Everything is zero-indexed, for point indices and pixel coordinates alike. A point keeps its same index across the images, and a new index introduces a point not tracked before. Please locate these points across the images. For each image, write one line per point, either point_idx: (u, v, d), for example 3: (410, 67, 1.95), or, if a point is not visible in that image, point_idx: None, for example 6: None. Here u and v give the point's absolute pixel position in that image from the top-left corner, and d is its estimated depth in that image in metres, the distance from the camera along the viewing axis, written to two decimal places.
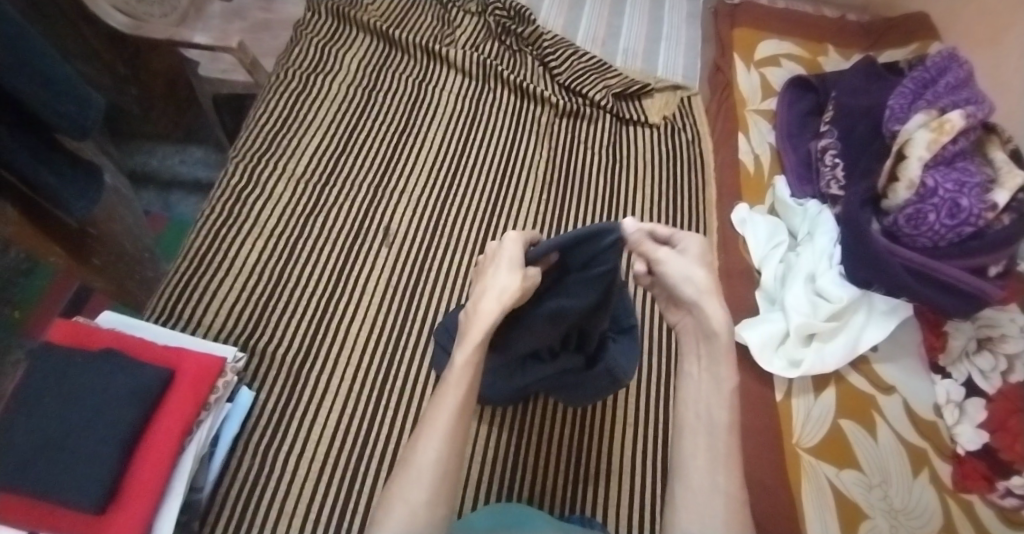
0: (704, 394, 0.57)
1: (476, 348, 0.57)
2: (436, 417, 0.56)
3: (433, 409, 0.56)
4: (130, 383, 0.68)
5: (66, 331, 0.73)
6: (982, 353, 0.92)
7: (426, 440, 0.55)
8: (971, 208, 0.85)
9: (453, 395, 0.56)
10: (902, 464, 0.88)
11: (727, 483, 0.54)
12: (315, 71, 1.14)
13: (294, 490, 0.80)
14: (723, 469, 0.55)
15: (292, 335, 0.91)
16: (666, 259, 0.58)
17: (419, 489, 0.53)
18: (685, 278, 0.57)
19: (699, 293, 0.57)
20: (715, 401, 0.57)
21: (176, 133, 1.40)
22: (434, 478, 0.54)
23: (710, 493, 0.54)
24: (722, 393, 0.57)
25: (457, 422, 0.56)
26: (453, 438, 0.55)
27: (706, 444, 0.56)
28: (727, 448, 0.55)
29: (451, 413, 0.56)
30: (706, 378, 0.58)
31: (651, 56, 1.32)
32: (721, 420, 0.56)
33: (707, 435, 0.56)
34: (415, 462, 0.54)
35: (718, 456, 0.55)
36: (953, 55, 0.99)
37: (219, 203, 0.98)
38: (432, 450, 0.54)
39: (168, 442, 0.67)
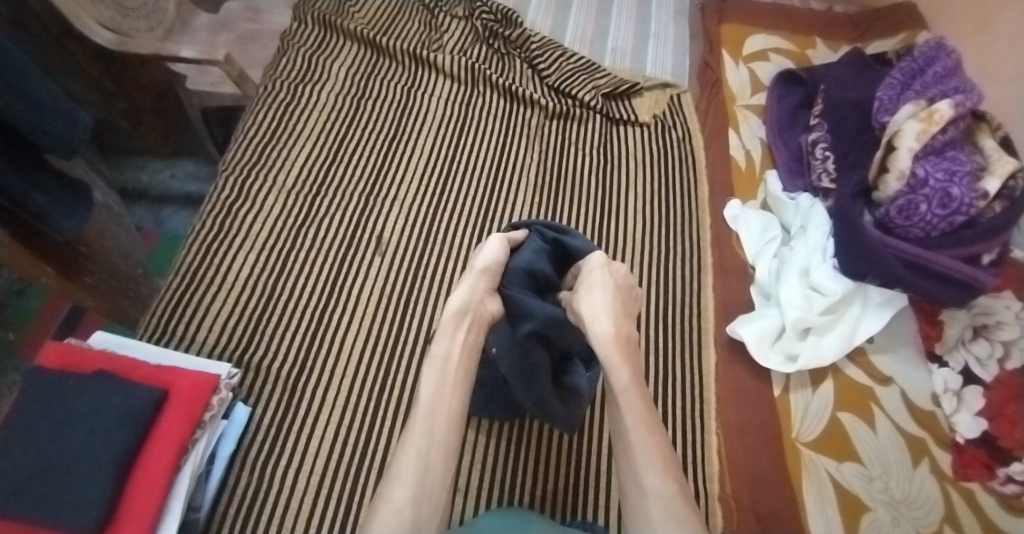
0: (615, 405, 0.68)
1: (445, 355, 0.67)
2: (415, 422, 0.63)
3: (414, 414, 0.64)
4: (124, 403, 0.68)
5: (58, 354, 0.73)
6: (979, 341, 0.91)
7: (407, 444, 0.62)
8: (963, 197, 0.85)
9: (430, 399, 0.64)
10: (901, 455, 0.88)
11: (659, 484, 0.63)
12: (303, 81, 1.14)
13: (294, 504, 0.80)
14: (648, 465, 0.64)
15: (288, 347, 0.91)
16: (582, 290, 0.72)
17: (403, 488, 0.59)
18: (599, 306, 0.70)
19: (601, 316, 0.69)
20: (626, 405, 0.67)
21: (166, 147, 1.41)
22: (416, 478, 0.60)
23: (640, 489, 0.63)
24: (624, 401, 0.67)
25: (435, 425, 0.63)
26: (432, 437, 0.62)
27: (628, 446, 0.66)
28: (645, 444, 0.65)
29: (427, 416, 0.63)
30: (613, 391, 0.69)
31: (639, 54, 1.32)
32: (630, 421, 0.67)
33: (626, 438, 0.67)
34: (399, 462, 0.61)
35: (638, 455, 0.65)
36: (940, 44, 1.00)
37: (211, 217, 0.98)
38: (413, 450, 0.61)
39: (164, 460, 0.67)
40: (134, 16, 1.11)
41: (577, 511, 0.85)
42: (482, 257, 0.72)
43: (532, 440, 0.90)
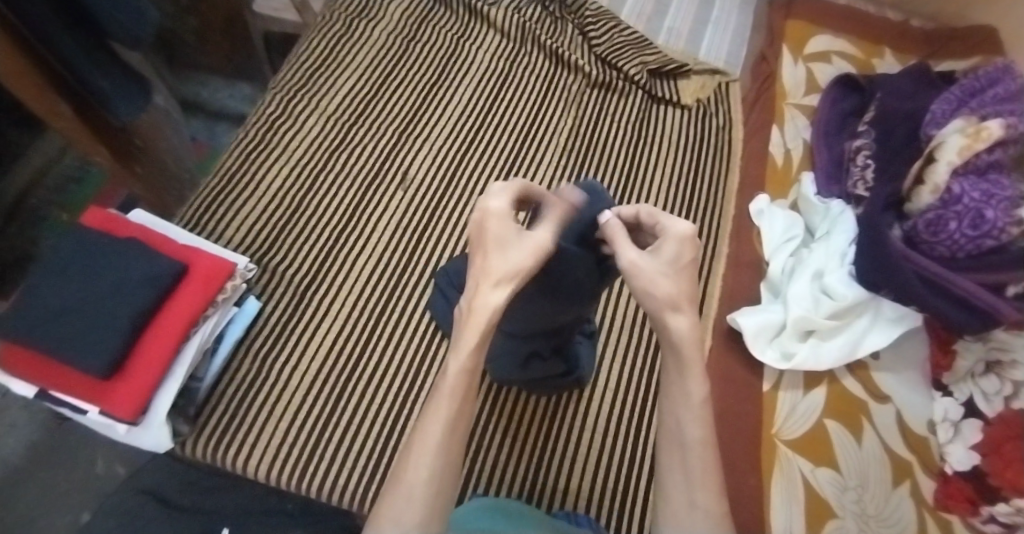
0: (677, 411, 0.55)
1: (471, 356, 0.52)
2: (429, 429, 0.53)
3: (425, 420, 0.53)
4: (147, 269, 0.74)
5: (99, 218, 0.81)
6: (988, 376, 0.87)
7: (417, 459, 0.53)
8: (996, 221, 0.81)
9: (446, 408, 0.53)
10: (883, 473, 0.87)
11: (711, 503, 0.54)
12: (359, 15, 1.18)
13: (285, 398, 0.85)
14: (702, 488, 0.54)
15: (303, 258, 0.96)
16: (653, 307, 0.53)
17: (410, 510, 0.51)
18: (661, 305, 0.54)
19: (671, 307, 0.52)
20: (693, 419, 0.55)
21: (226, 69, 1.48)
22: (427, 500, 0.52)
23: (689, 514, 0.54)
24: (695, 411, 0.55)
25: (451, 433, 0.53)
26: (448, 452, 0.53)
27: (679, 458, 0.56)
28: (704, 464, 0.55)
29: (442, 428, 0.53)
30: (683, 397, 0.55)
31: (695, 39, 1.30)
32: (693, 436, 0.55)
33: (682, 455, 0.55)
34: (407, 481, 0.52)
35: (694, 476, 0.55)
36: (1007, 67, 0.93)
37: (253, 129, 1.04)
38: (424, 469, 0.52)
39: (175, 328, 0.74)
40: None
41: (547, 460, 0.88)
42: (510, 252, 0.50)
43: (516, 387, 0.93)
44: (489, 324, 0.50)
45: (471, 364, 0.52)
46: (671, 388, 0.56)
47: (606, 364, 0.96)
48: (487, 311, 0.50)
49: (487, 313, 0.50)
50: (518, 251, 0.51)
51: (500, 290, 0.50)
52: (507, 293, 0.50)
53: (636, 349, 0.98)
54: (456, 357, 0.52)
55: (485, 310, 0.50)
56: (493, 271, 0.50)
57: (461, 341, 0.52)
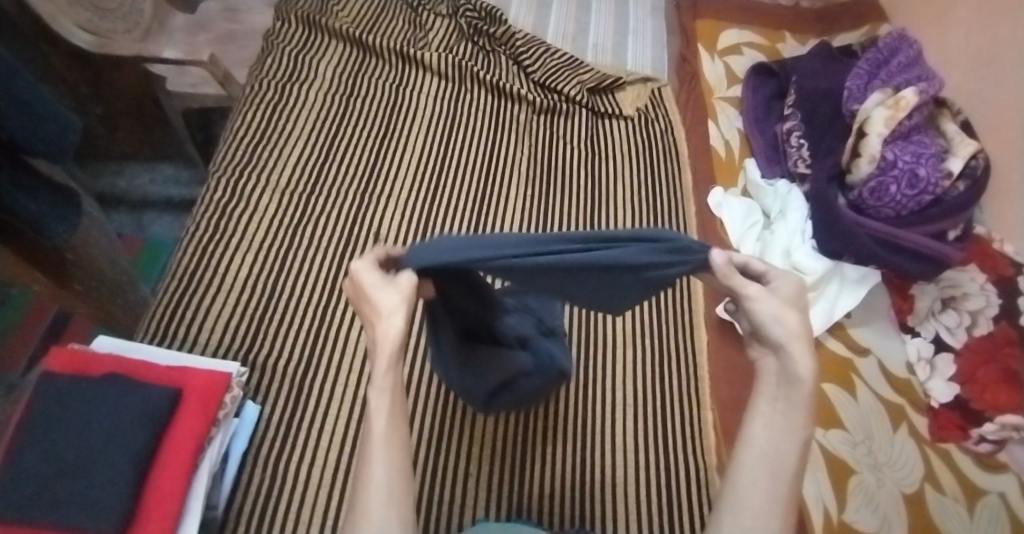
0: (775, 427, 0.48)
1: (393, 361, 0.49)
2: (372, 444, 0.46)
3: (364, 431, 0.47)
4: (138, 404, 0.69)
5: (65, 359, 0.73)
6: (947, 311, 0.98)
7: (370, 463, 0.45)
8: (929, 177, 0.92)
9: (387, 418, 0.47)
10: (882, 420, 0.95)
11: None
12: (290, 80, 1.16)
13: (310, 497, 0.81)
14: (782, 517, 0.46)
15: (292, 344, 0.91)
16: (759, 293, 0.52)
17: (378, 515, 0.43)
18: (776, 320, 0.51)
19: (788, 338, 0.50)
20: (789, 442, 0.48)
21: (143, 151, 1.39)
22: (394, 500, 0.44)
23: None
24: (794, 432, 0.48)
25: (396, 432, 0.47)
26: (398, 451, 0.46)
27: (761, 475, 0.47)
28: (787, 493, 0.47)
29: (384, 427, 0.47)
30: (783, 419, 0.48)
31: (620, 50, 1.36)
32: (790, 461, 0.47)
33: (770, 473, 0.47)
34: (365, 486, 0.44)
35: (776, 501, 0.46)
36: (901, 37, 1.08)
37: (205, 219, 0.98)
38: (381, 469, 0.45)
39: (182, 459, 0.68)
40: (111, 19, 1.14)
41: (585, 492, 0.88)
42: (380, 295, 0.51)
43: (534, 425, 0.93)
44: (397, 351, 0.49)
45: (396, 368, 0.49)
46: (766, 404, 0.50)
47: (615, 379, 0.98)
48: (392, 340, 0.49)
49: (394, 340, 0.49)
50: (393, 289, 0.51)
51: (395, 318, 0.50)
52: (403, 317, 0.50)
53: (639, 359, 1.01)
54: (380, 367, 0.49)
55: (389, 339, 0.49)
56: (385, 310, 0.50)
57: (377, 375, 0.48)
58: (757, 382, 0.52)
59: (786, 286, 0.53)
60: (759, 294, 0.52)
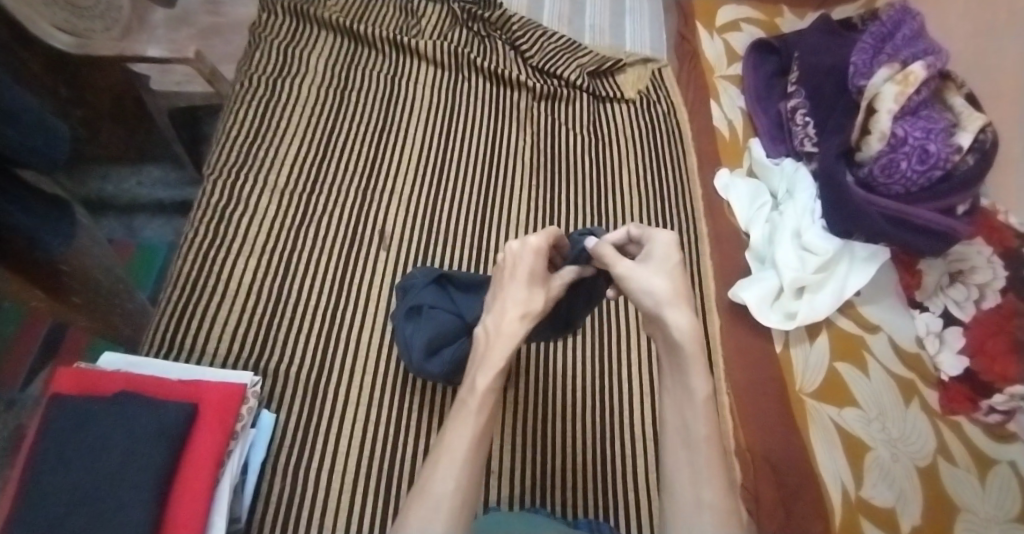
0: (680, 409, 0.57)
1: (496, 378, 0.57)
2: (455, 443, 0.53)
3: (452, 432, 0.55)
4: (154, 422, 0.67)
5: (71, 380, 0.71)
6: (955, 286, 0.98)
7: (442, 469, 0.52)
8: (939, 152, 0.91)
9: (476, 420, 0.55)
10: (894, 396, 0.95)
11: (715, 495, 0.52)
12: (281, 74, 1.12)
13: (331, 505, 0.80)
14: (709, 483, 0.53)
15: (303, 350, 0.89)
16: (630, 270, 0.60)
17: (434, 522, 0.49)
18: (647, 290, 0.59)
19: (665, 301, 0.57)
20: (697, 414, 0.56)
21: (128, 155, 1.34)
22: (451, 511, 0.50)
23: (697, 508, 0.52)
24: (695, 404, 0.56)
25: (477, 446, 0.55)
26: (474, 463, 0.53)
27: (686, 454, 0.55)
28: (708, 458, 0.54)
29: (467, 439, 0.54)
30: (686, 396, 0.57)
31: (617, 31, 1.34)
32: (700, 431, 0.55)
33: (687, 451, 0.55)
34: (432, 490, 0.51)
35: (700, 470, 0.54)
36: (906, 8, 1.06)
37: (203, 224, 0.95)
38: (449, 481, 0.51)
39: (203, 474, 0.67)
40: (88, 17, 1.09)
41: (606, 482, 0.88)
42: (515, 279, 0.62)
43: (551, 418, 0.93)
44: (510, 348, 0.59)
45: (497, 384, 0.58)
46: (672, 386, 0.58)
47: (630, 368, 0.98)
48: (509, 336, 0.60)
49: (508, 340, 0.59)
50: (527, 289, 0.61)
51: (519, 319, 0.60)
52: (525, 321, 0.60)
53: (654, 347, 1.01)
54: (483, 374, 0.58)
55: (507, 335, 0.60)
56: (509, 304, 0.61)
57: (487, 361, 0.59)
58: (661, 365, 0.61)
59: (660, 250, 0.61)
60: (629, 269, 0.60)
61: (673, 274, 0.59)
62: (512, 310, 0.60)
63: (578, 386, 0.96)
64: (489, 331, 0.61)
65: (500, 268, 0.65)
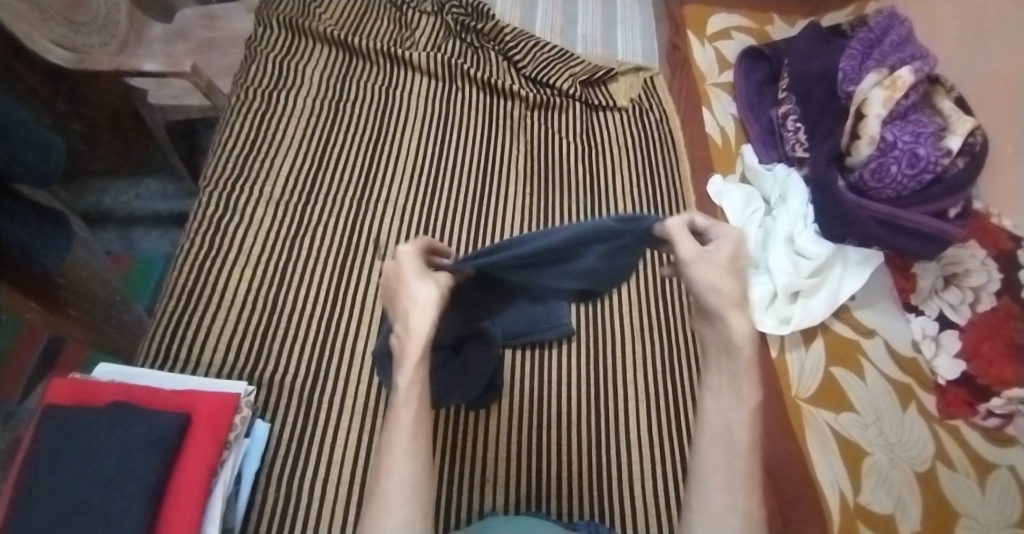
0: (723, 408, 0.52)
1: (418, 369, 0.52)
2: (395, 441, 0.50)
3: (391, 432, 0.51)
4: (146, 432, 0.67)
5: (65, 390, 0.71)
6: (950, 289, 0.97)
7: (389, 468, 0.50)
8: (929, 156, 0.91)
9: (409, 415, 0.51)
10: (891, 400, 0.94)
11: (746, 506, 0.50)
12: (276, 88, 1.13)
13: (325, 513, 0.80)
14: (743, 490, 0.50)
15: (296, 359, 0.89)
16: (695, 255, 0.51)
17: (392, 520, 0.48)
18: (710, 286, 0.51)
19: (724, 306, 0.51)
20: (738, 420, 0.51)
21: (126, 166, 1.36)
22: (406, 507, 0.48)
23: (725, 512, 0.49)
24: (743, 408, 0.51)
25: (418, 439, 0.51)
26: (420, 456, 0.50)
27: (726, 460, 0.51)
28: (746, 467, 0.50)
29: (407, 434, 0.51)
30: (733, 398, 0.52)
31: (609, 41, 1.36)
32: (741, 436, 0.51)
33: (726, 454, 0.51)
34: (382, 490, 0.49)
35: (739, 478, 0.50)
36: (893, 15, 1.07)
37: (198, 235, 0.96)
38: (399, 477, 0.49)
39: (196, 483, 0.67)
40: (86, 33, 1.10)
41: (601, 488, 0.88)
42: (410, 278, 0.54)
43: (546, 422, 0.92)
44: (425, 343, 0.52)
45: (420, 376, 0.52)
46: (714, 383, 0.53)
47: (625, 375, 0.98)
48: (420, 334, 0.52)
49: (417, 338, 0.51)
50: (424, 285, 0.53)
51: (425, 316, 0.52)
52: (432, 315, 0.52)
53: (652, 354, 1.00)
54: (405, 370, 0.52)
55: (418, 332, 0.52)
56: (413, 305, 0.52)
57: (405, 361, 0.52)
58: (707, 359, 0.54)
59: (722, 247, 0.52)
60: (692, 254, 0.51)
61: (733, 274, 0.52)
62: (420, 314, 0.52)
63: (574, 392, 0.95)
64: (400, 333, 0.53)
65: (387, 289, 0.56)
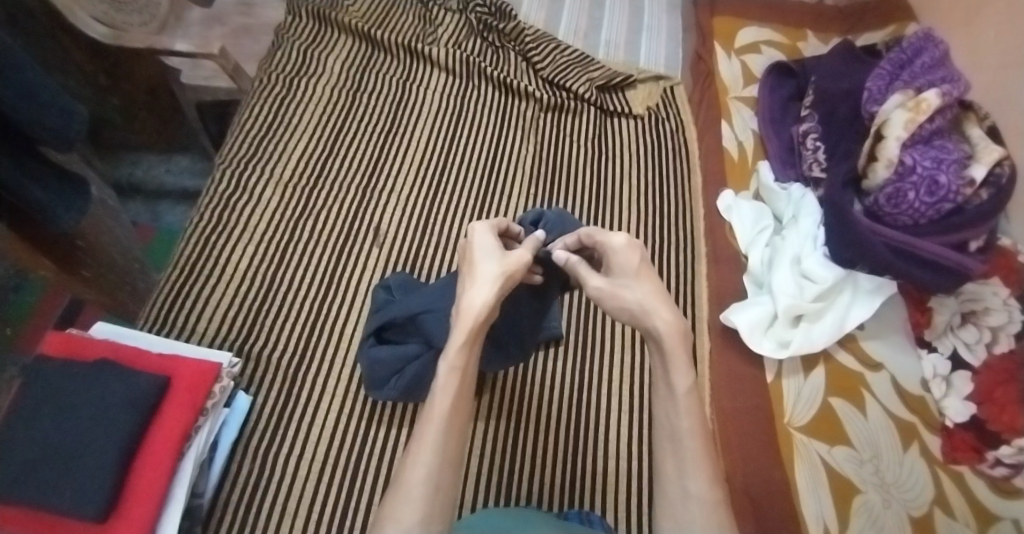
0: (664, 404, 0.57)
1: (460, 355, 0.56)
2: (427, 432, 0.54)
3: (424, 420, 0.55)
4: (125, 391, 0.69)
5: (60, 343, 0.74)
6: (967, 327, 0.90)
7: (415, 458, 0.53)
8: (949, 185, 0.87)
9: (445, 403, 0.55)
10: (892, 439, 0.88)
11: (705, 487, 0.55)
12: (298, 74, 1.16)
13: (296, 491, 0.80)
14: (695, 475, 0.55)
15: (286, 338, 0.91)
16: (608, 287, 0.60)
17: (412, 508, 0.51)
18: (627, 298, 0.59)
19: (641, 309, 0.58)
20: (681, 409, 0.56)
21: (160, 143, 1.41)
22: (428, 496, 0.52)
23: (682, 501, 0.55)
24: (678, 401, 0.56)
25: (450, 431, 0.55)
26: (449, 448, 0.54)
27: (672, 450, 0.56)
28: (695, 448, 0.55)
29: (442, 425, 0.54)
30: (668, 392, 0.57)
31: (632, 48, 1.35)
32: (681, 426, 0.56)
33: (673, 443, 0.56)
34: (408, 480, 0.53)
35: (686, 463, 0.55)
36: (928, 36, 1.03)
37: (207, 210, 0.99)
38: (423, 466, 0.53)
39: (168, 445, 0.68)
40: (127, 11, 1.15)
41: (578, 496, 0.86)
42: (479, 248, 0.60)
43: (530, 420, 0.91)
44: (475, 323, 0.55)
45: (463, 364, 0.56)
46: (658, 379, 0.58)
47: (616, 384, 0.95)
48: (472, 312, 0.55)
49: (472, 314, 0.55)
50: (493, 261, 0.58)
51: (485, 290, 0.56)
52: (489, 293, 0.56)
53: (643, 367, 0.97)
54: (446, 357, 0.56)
55: (470, 311, 0.56)
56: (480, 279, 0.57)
57: (453, 342, 0.56)
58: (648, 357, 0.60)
59: (623, 263, 0.60)
60: (599, 288, 0.61)
61: (640, 274, 0.59)
62: (481, 290, 0.56)
63: (563, 395, 0.93)
64: (455, 310, 0.57)
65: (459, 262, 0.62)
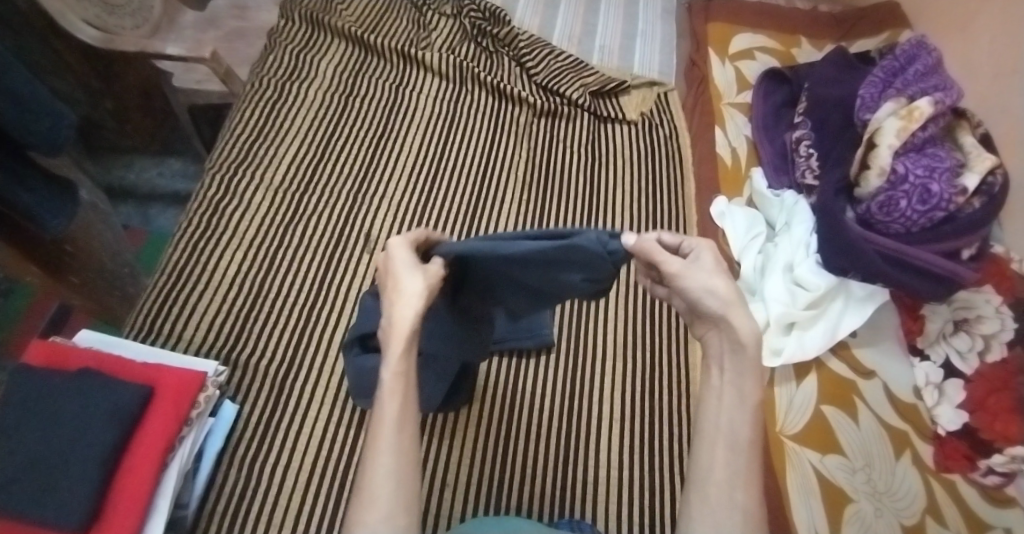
0: (727, 409, 0.56)
1: (401, 359, 0.55)
2: (381, 431, 0.53)
3: (375, 423, 0.54)
4: (108, 401, 0.68)
5: (44, 352, 0.74)
6: (959, 334, 0.90)
7: (374, 459, 0.52)
8: (942, 193, 0.87)
9: (393, 406, 0.54)
10: (883, 447, 0.88)
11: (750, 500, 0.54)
12: (290, 78, 1.15)
13: (282, 501, 0.79)
14: (742, 486, 0.54)
15: (275, 345, 0.90)
16: (683, 270, 0.57)
17: (377, 510, 0.50)
18: (705, 288, 0.57)
19: (725, 307, 0.57)
20: (742, 416, 0.56)
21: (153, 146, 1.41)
22: (392, 494, 0.51)
23: (728, 510, 0.53)
24: (745, 409, 0.56)
25: (402, 430, 0.54)
26: (404, 448, 0.53)
27: (723, 458, 0.55)
28: (748, 464, 0.55)
29: (394, 426, 0.53)
30: (736, 400, 0.57)
31: (627, 53, 1.35)
32: (743, 434, 0.55)
33: (729, 450, 0.55)
34: (370, 481, 0.52)
35: (737, 472, 0.54)
36: (920, 43, 1.04)
37: (197, 215, 0.98)
38: (384, 467, 0.52)
39: (151, 457, 0.68)
40: (120, 14, 1.15)
41: (567, 507, 0.85)
42: (398, 264, 0.58)
43: (521, 430, 0.90)
44: (408, 336, 0.55)
45: (404, 365, 0.55)
46: (718, 381, 0.58)
47: (607, 392, 0.94)
48: (405, 327, 0.55)
49: (402, 330, 0.55)
50: (412, 275, 0.57)
51: (409, 308, 0.55)
52: (415, 311, 0.55)
53: (635, 374, 0.97)
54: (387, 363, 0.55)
55: (401, 322, 0.55)
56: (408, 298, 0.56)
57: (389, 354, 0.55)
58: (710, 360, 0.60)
59: (705, 259, 0.58)
60: (682, 271, 0.58)
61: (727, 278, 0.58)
62: (407, 306, 0.56)
63: (554, 402, 0.93)
64: (387, 323, 0.56)
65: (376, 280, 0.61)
